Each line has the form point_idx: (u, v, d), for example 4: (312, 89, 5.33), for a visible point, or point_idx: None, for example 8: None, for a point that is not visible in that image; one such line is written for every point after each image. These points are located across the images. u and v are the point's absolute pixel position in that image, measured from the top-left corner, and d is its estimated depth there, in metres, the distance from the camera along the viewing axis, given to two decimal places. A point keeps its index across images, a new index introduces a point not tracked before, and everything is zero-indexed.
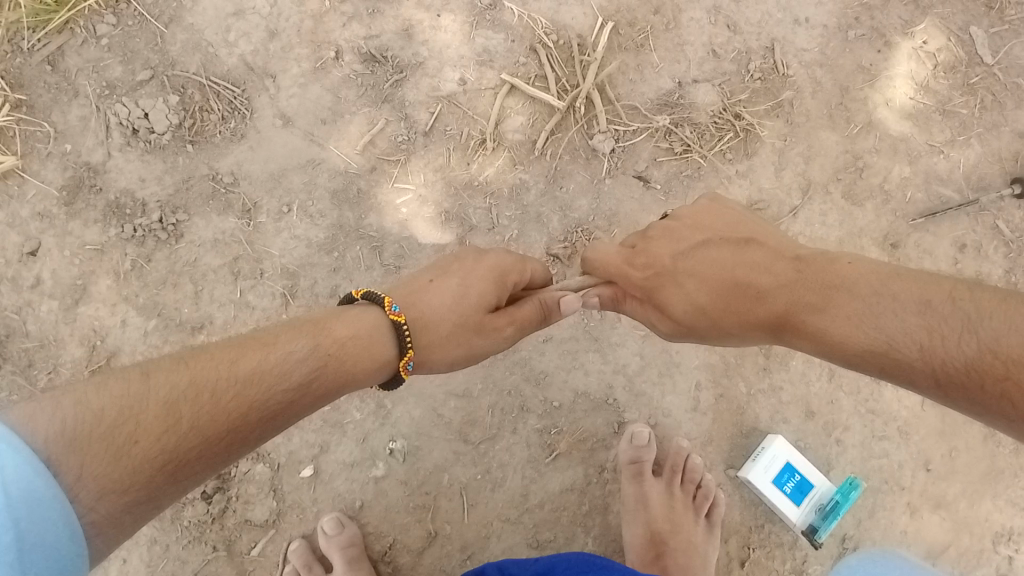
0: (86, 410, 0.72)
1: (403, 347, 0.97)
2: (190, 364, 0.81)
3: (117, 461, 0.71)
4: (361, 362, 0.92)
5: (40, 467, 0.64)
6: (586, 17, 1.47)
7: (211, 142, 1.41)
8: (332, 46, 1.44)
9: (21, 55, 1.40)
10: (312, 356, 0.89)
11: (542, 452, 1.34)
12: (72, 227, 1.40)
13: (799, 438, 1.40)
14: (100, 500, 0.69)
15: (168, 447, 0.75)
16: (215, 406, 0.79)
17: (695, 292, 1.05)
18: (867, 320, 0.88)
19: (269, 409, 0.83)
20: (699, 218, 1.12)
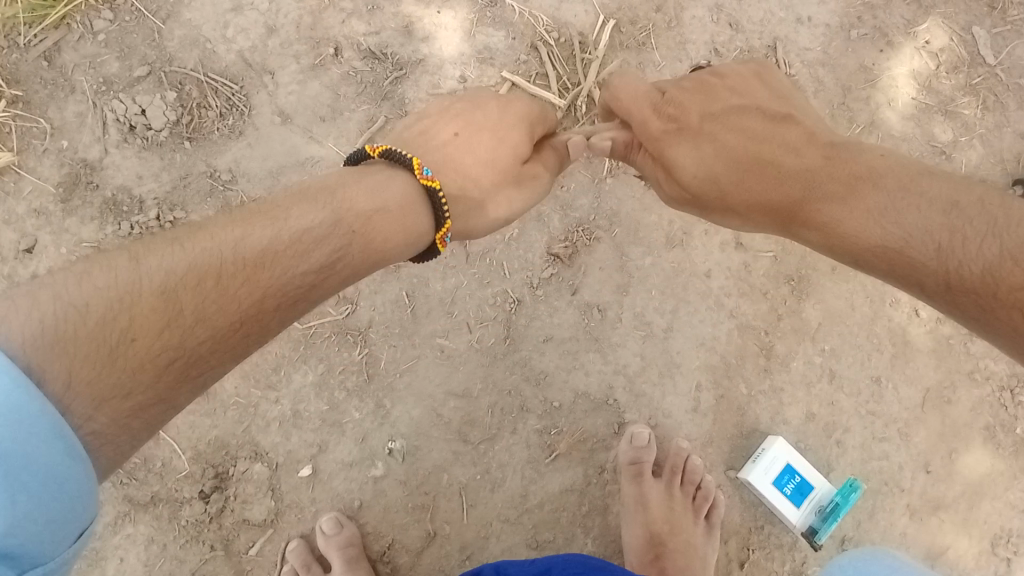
0: (69, 307, 0.68)
1: (438, 218, 0.98)
2: (187, 248, 0.78)
3: (112, 362, 0.69)
4: (387, 241, 0.91)
5: (17, 377, 0.59)
6: (588, 15, 1.46)
7: (209, 138, 1.40)
8: (332, 42, 1.42)
9: (17, 51, 1.39)
10: (329, 233, 0.87)
11: (542, 453, 1.34)
12: (69, 224, 1.39)
13: (799, 439, 1.40)
14: (98, 410, 0.67)
15: (172, 343, 0.73)
16: (222, 295, 0.77)
17: (711, 158, 1.07)
18: (886, 215, 0.89)
19: (288, 291, 0.82)
20: (738, 88, 1.14)
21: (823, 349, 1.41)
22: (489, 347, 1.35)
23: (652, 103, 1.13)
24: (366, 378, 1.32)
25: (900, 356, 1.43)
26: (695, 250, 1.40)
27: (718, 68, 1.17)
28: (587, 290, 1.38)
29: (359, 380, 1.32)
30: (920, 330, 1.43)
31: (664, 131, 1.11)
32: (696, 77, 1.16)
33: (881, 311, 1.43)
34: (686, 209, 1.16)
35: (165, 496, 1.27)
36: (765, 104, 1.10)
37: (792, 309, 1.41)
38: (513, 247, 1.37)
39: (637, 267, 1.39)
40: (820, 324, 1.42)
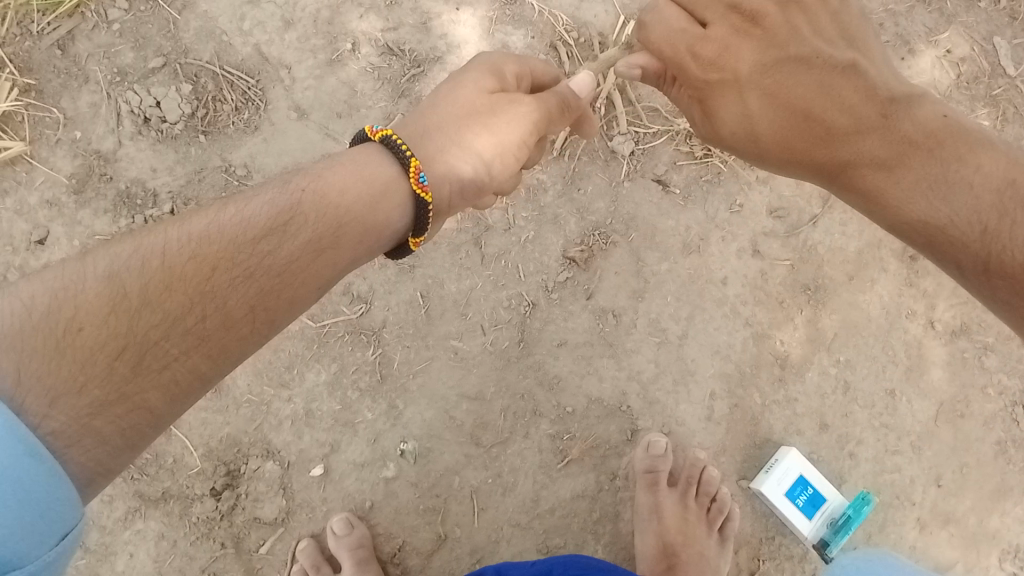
0: (16, 302, 0.68)
1: (403, 160, 0.89)
2: (134, 236, 0.77)
3: (60, 354, 0.67)
4: (345, 196, 0.83)
5: None
6: (609, 15, 1.44)
7: (224, 132, 1.38)
8: (349, 38, 1.40)
9: (30, 38, 1.37)
10: (280, 197, 0.82)
11: (554, 458, 1.33)
12: (81, 216, 1.37)
13: (812, 450, 1.40)
14: (54, 405, 0.65)
15: (119, 331, 0.71)
16: (169, 274, 0.74)
17: (760, 113, 1.05)
18: (936, 191, 0.94)
19: (242, 264, 0.78)
20: (800, 23, 1.04)
21: (838, 359, 1.41)
22: (504, 350, 1.34)
23: (692, 44, 1.06)
24: (379, 379, 1.31)
25: (915, 368, 1.42)
26: (712, 256, 1.39)
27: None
28: (603, 295, 1.37)
29: (372, 380, 1.31)
30: (936, 343, 1.42)
31: (710, 79, 1.07)
32: (747, 5, 1.04)
33: (897, 322, 1.42)
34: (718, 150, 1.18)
35: (175, 492, 1.27)
36: (826, 49, 1.03)
37: (808, 318, 1.41)
38: (530, 250, 1.36)
39: (654, 273, 1.38)
40: (836, 334, 1.41)
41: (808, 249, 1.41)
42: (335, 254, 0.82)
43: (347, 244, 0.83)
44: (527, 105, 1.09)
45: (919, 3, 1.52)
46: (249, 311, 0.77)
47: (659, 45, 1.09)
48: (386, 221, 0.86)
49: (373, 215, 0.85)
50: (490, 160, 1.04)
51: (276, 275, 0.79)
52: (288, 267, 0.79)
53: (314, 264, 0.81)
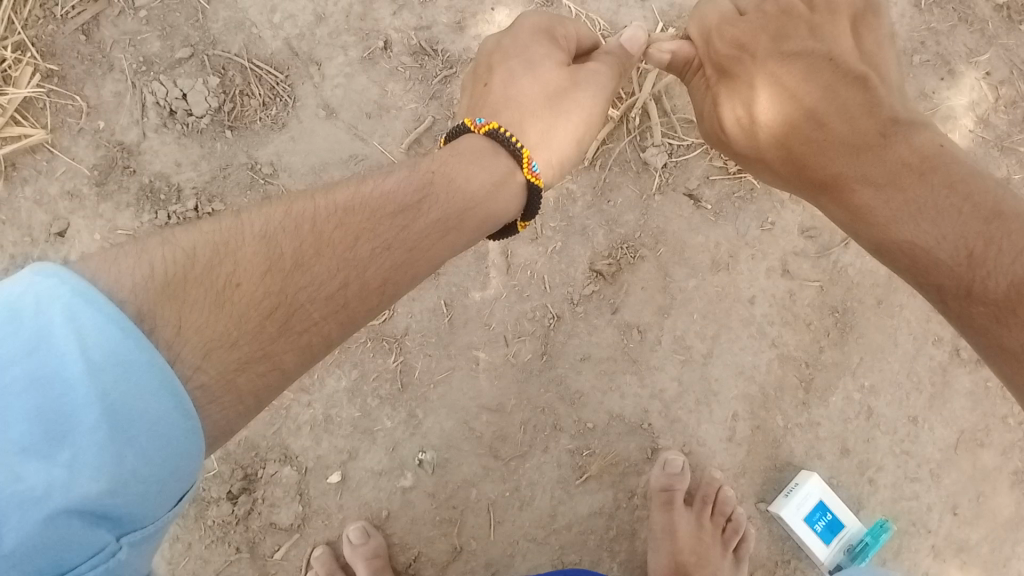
0: (178, 251, 0.73)
1: (513, 151, 1.01)
2: (284, 202, 0.82)
3: (220, 309, 0.72)
4: (467, 179, 0.93)
5: (134, 331, 0.63)
6: (646, 22, 1.40)
7: (250, 128, 1.35)
8: (380, 35, 1.37)
9: (53, 22, 1.34)
10: (413, 178, 0.90)
11: (572, 473, 1.32)
12: (103, 210, 1.35)
13: (831, 475, 1.39)
14: (208, 356, 0.69)
15: (273, 289, 0.75)
16: (316, 238, 0.79)
17: (763, 106, 1.10)
18: (924, 212, 0.90)
19: (380, 234, 0.83)
20: (823, 23, 1.09)
21: (862, 385, 1.39)
22: (526, 363, 1.33)
23: (722, 25, 1.13)
24: (399, 387, 1.30)
25: (938, 396, 1.40)
26: (741, 275, 1.37)
27: None
28: (628, 310, 1.35)
29: (393, 388, 1.30)
30: (961, 371, 1.40)
31: (727, 59, 1.13)
32: None
33: (924, 348, 1.39)
34: (719, 149, 1.20)
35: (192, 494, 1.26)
36: (842, 55, 1.07)
37: (835, 341, 1.38)
38: (556, 261, 1.33)
39: (681, 289, 1.36)
40: (861, 359, 1.39)
41: (838, 271, 1.38)
42: (455, 236, 0.90)
43: (469, 227, 0.92)
44: (599, 72, 1.17)
45: (962, 22, 1.48)
46: (383, 282, 0.82)
47: (693, 31, 1.18)
48: (505, 208, 0.97)
49: (488, 202, 0.94)
50: (581, 138, 1.17)
51: (408, 248, 0.85)
52: (419, 243, 0.86)
53: (440, 241, 0.88)
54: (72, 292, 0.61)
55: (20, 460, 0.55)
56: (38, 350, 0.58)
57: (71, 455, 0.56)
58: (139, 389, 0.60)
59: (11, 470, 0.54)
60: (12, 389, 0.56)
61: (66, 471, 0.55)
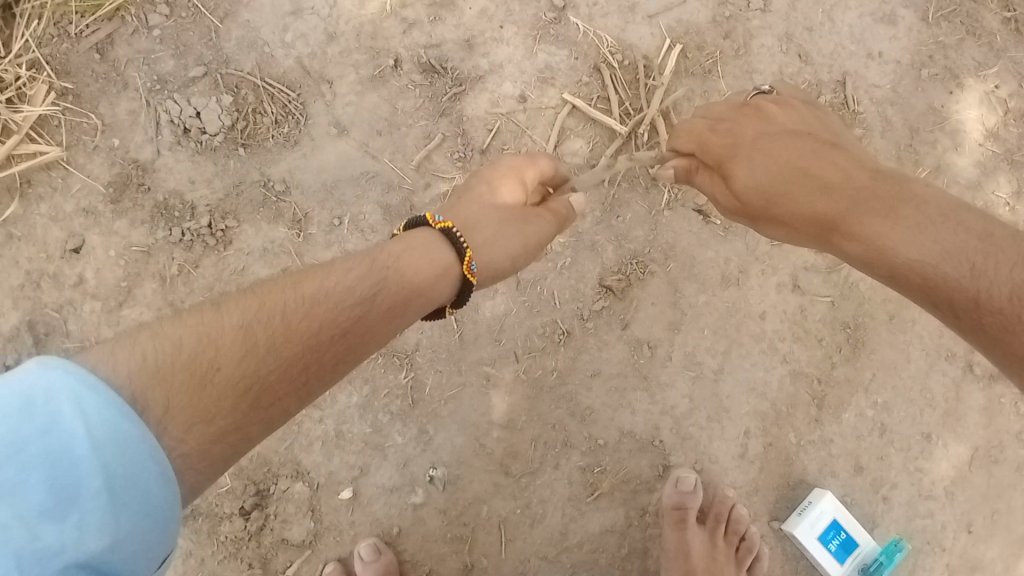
0: (164, 342, 0.70)
1: (460, 249, 0.94)
2: (257, 291, 0.79)
3: (201, 389, 0.69)
4: (421, 270, 0.88)
5: (125, 409, 0.62)
6: (654, 38, 1.42)
7: (263, 146, 1.37)
8: (391, 54, 1.39)
9: (67, 40, 1.36)
10: (369, 272, 0.84)
11: (584, 491, 1.32)
12: (119, 226, 1.36)
13: (845, 493, 1.38)
14: (189, 431, 0.67)
15: (248, 372, 0.72)
16: (287, 327, 0.76)
17: (761, 166, 1.07)
18: (924, 233, 0.85)
19: (339, 324, 0.79)
20: (795, 116, 1.16)
21: (875, 401, 1.38)
22: (537, 379, 1.32)
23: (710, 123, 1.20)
24: (410, 403, 1.30)
25: (952, 413, 1.38)
26: (751, 290, 1.36)
27: (776, 99, 1.22)
28: (638, 326, 1.34)
29: (404, 404, 1.30)
30: (974, 387, 1.39)
31: (718, 143, 1.16)
32: (755, 103, 1.21)
33: (937, 364, 1.38)
34: (740, 218, 1.15)
35: (204, 510, 1.26)
36: (819, 134, 1.11)
37: (847, 357, 1.38)
38: (566, 276, 1.33)
39: (692, 304, 1.35)
40: (874, 376, 1.38)
41: (849, 286, 1.37)
42: (403, 321, 0.86)
43: (413, 311, 0.87)
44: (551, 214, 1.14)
45: (970, 36, 1.49)
46: (336, 365, 0.79)
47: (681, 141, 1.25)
48: (438, 293, 0.91)
49: (433, 288, 0.89)
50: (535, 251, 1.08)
51: (360, 336, 0.81)
52: (370, 332, 0.81)
53: (391, 326, 0.84)
54: (79, 378, 0.61)
55: (29, 526, 0.55)
56: (48, 430, 0.58)
57: (79, 521, 0.57)
58: (142, 462, 0.61)
59: (25, 532, 0.55)
60: (23, 465, 0.56)
61: (76, 532, 0.56)
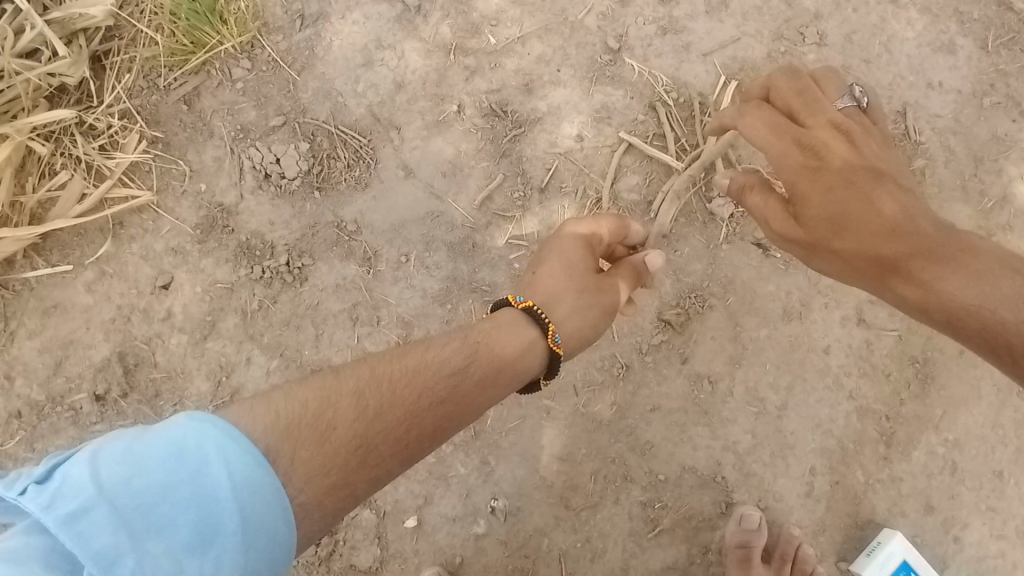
0: (294, 402, 0.79)
1: (544, 325, 1.03)
2: (370, 361, 0.89)
3: (322, 445, 0.77)
4: (508, 346, 0.98)
5: (260, 458, 0.72)
6: (709, 75, 1.46)
7: (337, 188, 1.46)
8: (454, 100, 1.47)
9: (157, 92, 1.49)
10: (463, 347, 0.94)
11: (645, 526, 1.32)
12: (204, 264, 1.47)
13: (915, 533, 1.34)
14: (308, 481, 0.75)
15: (360, 432, 0.81)
16: (394, 394, 0.85)
17: (835, 196, 1.03)
18: (984, 281, 0.90)
19: (437, 392, 0.88)
20: (873, 143, 1.10)
21: (946, 439, 1.34)
22: (596, 413, 1.34)
23: (791, 140, 1.09)
24: (473, 434, 1.33)
25: None
26: (814, 324, 1.35)
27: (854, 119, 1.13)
28: (698, 360, 1.35)
29: (466, 435, 1.33)
30: None
31: (796, 164, 1.07)
32: (843, 123, 1.09)
33: (1011, 400, 1.33)
34: (794, 247, 1.10)
35: None
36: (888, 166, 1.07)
37: (916, 393, 1.34)
38: None
39: (753, 339, 1.35)
40: (945, 412, 1.34)
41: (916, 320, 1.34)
42: (495, 392, 0.94)
43: (502, 383, 0.95)
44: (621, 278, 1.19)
45: None
46: (434, 432, 0.86)
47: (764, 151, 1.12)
48: (527, 367, 0.99)
49: (519, 361, 0.98)
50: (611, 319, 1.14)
51: (454, 405, 0.89)
52: (463, 401, 0.90)
53: (482, 396, 0.92)
54: (220, 431, 0.71)
55: (179, 558, 0.65)
56: (194, 476, 0.68)
57: (217, 557, 0.66)
58: (265, 507, 0.70)
59: (175, 565, 0.65)
60: (176, 505, 0.67)
61: (214, 565, 0.66)
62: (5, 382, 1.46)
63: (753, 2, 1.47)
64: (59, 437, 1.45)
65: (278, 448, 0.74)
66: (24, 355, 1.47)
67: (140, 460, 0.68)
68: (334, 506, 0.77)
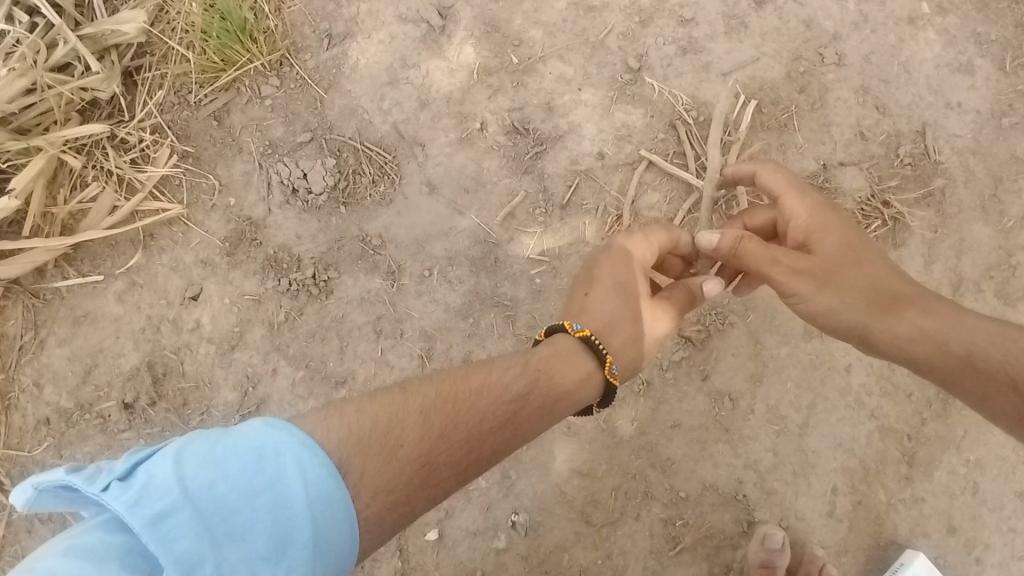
0: (366, 417, 0.83)
1: (601, 357, 1.03)
2: (436, 380, 0.92)
3: (390, 462, 0.81)
4: (567, 376, 1.00)
5: (334, 470, 0.75)
6: (728, 94, 1.48)
7: (362, 204, 1.49)
8: (477, 117, 1.50)
9: (188, 108, 1.53)
10: (523, 372, 0.97)
11: (665, 543, 1.32)
12: (232, 277, 1.51)
13: (937, 554, 1.33)
14: (375, 497, 0.79)
15: (425, 452, 0.84)
16: (458, 417, 0.88)
17: (845, 238, 1.07)
18: (987, 318, 0.97)
19: (497, 416, 0.91)
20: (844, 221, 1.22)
21: (969, 459, 1.33)
22: (617, 429, 1.34)
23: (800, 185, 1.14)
24: None
25: None
26: (836, 342, 1.35)
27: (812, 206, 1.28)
28: (719, 377, 1.35)
29: None
30: None
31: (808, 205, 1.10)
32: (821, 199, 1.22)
33: None
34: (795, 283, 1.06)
35: None
36: None
37: (939, 413, 1.33)
38: None
39: (774, 356, 1.35)
40: (967, 432, 1.33)
41: None
42: (550, 419, 0.98)
43: (558, 412, 0.98)
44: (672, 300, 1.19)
45: None
46: (492, 455, 0.90)
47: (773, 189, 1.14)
48: (582, 397, 1.01)
49: (577, 391, 1.00)
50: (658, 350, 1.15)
51: (512, 429, 0.92)
52: (520, 426, 0.93)
53: (536, 422, 0.95)
54: (298, 441, 0.74)
55: (254, 565, 0.68)
56: (274, 483, 0.70)
57: (289, 565, 0.69)
58: (335, 519, 0.73)
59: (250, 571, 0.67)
60: (255, 512, 0.69)
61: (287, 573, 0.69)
62: (36, 389, 1.50)
63: (772, 23, 1.49)
64: (86, 445, 1.48)
65: (349, 461, 0.78)
66: (53, 363, 1.51)
67: (223, 464, 0.70)
68: (391, 521, 0.81)
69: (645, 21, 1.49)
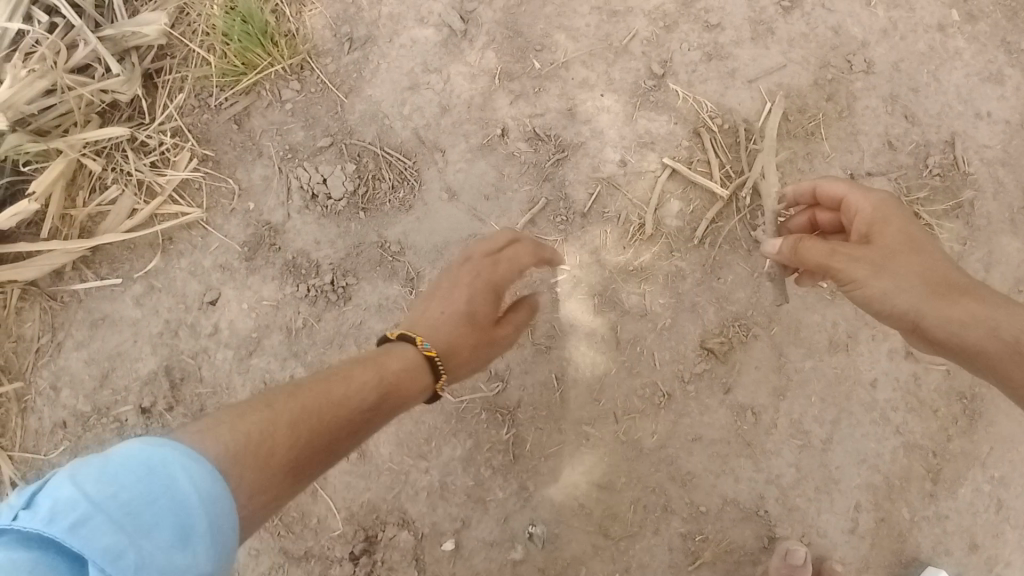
0: (226, 431, 0.81)
1: (437, 373, 1.08)
2: (296, 393, 0.90)
3: (263, 469, 0.80)
4: (415, 387, 1.03)
5: (218, 474, 0.75)
6: (754, 102, 1.45)
7: (380, 209, 1.48)
8: (498, 123, 1.48)
9: (208, 111, 1.53)
10: (377, 382, 0.98)
11: (684, 558, 1.31)
12: (251, 282, 1.50)
13: (960, 573, 1.30)
14: (251, 498, 0.78)
15: (293, 457, 0.84)
16: (322, 423, 0.88)
17: (910, 233, 1.06)
18: None
19: (354, 422, 0.93)
20: None
21: (993, 476, 1.30)
22: (636, 441, 1.33)
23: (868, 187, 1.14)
24: (512, 458, 1.33)
25: None
26: (861, 356, 1.32)
27: None
28: (741, 390, 1.33)
29: (506, 459, 1.33)
30: None
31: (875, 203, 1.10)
32: None
33: None
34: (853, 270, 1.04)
35: (317, 552, 1.33)
36: None
37: (964, 430, 1.31)
38: (666, 337, 1.35)
39: (798, 370, 1.33)
40: (992, 449, 1.31)
41: None
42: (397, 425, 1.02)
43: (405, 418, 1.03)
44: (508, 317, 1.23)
45: None
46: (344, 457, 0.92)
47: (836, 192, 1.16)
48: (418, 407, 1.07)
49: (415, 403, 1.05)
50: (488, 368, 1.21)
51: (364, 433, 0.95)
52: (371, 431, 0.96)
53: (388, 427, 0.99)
54: (183, 453, 0.74)
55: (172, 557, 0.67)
56: (174, 486, 0.70)
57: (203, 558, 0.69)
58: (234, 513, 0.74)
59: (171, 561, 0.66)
60: (159, 512, 0.68)
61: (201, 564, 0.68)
62: (53, 391, 1.50)
63: (799, 29, 1.46)
64: (102, 449, 1.48)
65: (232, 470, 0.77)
66: (70, 366, 1.51)
67: (116, 476, 0.69)
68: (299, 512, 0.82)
69: (670, 27, 1.47)
